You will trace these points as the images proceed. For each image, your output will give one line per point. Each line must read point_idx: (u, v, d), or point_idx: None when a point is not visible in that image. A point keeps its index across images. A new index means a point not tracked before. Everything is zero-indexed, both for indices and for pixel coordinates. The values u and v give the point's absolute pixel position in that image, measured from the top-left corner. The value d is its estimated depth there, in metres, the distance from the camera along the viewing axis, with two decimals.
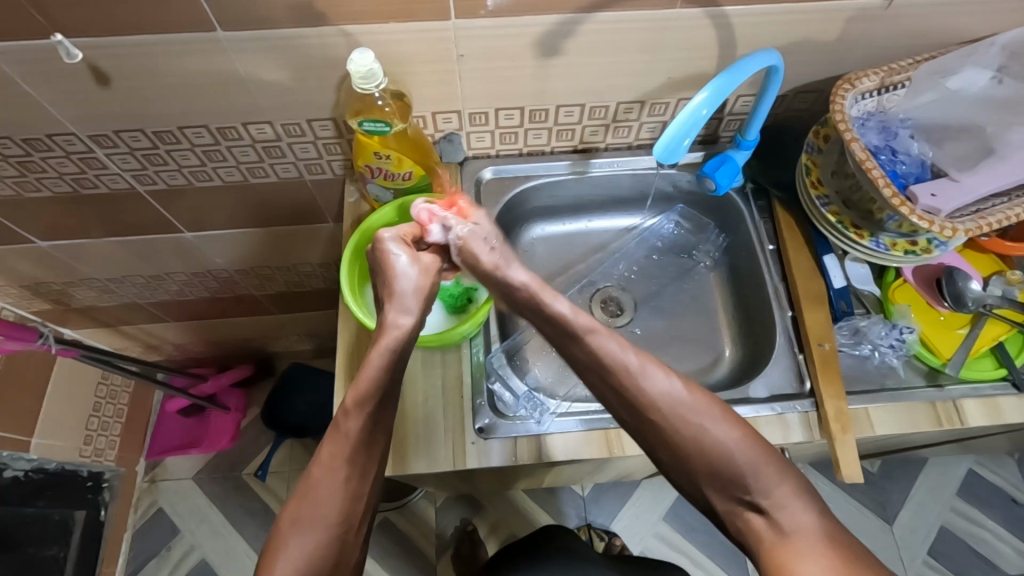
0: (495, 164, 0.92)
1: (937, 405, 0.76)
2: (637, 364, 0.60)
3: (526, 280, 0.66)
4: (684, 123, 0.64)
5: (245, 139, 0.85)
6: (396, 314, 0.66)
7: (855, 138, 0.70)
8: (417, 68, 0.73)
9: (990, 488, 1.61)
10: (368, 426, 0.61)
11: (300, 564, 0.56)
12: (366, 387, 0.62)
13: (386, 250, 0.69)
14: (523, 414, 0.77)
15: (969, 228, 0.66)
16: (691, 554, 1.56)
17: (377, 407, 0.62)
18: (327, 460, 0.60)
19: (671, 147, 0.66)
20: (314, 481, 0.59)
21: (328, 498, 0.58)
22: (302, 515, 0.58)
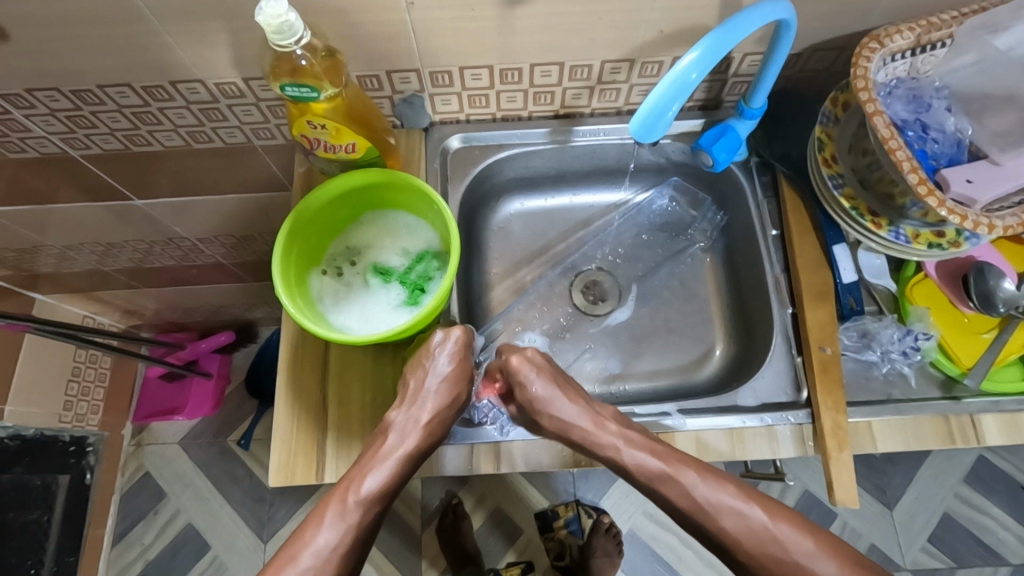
0: (464, 131, 0.81)
1: (950, 419, 0.66)
2: (664, 470, 0.61)
3: (577, 419, 0.65)
4: (669, 90, 0.53)
5: (177, 100, 0.75)
6: (423, 405, 0.64)
7: (879, 112, 0.58)
8: (358, 20, 0.61)
9: (999, 475, 1.53)
10: (372, 522, 0.62)
11: None
12: (381, 489, 0.62)
13: (429, 355, 0.67)
14: (487, 418, 0.70)
15: (1008, 224, 0.55)
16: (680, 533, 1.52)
17: (385, 504, 0.63)
18: (321, 552, 0.59)
19: (650, 121, 0.55)
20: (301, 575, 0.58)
21: (303, 563, 0.58)
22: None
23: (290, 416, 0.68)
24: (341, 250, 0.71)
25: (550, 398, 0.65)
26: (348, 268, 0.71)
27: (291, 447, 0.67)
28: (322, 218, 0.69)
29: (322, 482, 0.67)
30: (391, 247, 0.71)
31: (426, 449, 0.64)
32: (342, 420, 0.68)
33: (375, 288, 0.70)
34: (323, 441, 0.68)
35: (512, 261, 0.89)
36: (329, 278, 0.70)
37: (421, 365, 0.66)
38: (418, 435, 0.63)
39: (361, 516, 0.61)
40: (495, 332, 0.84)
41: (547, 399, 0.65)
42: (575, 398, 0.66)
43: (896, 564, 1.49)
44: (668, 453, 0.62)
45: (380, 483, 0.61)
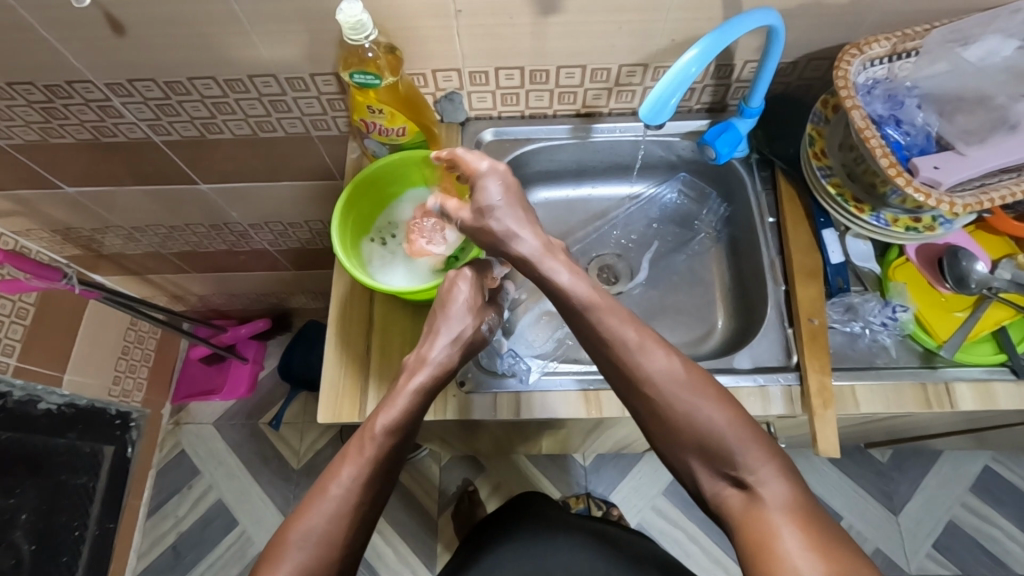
0: (496, 126, 0.92)
1: (927, 385, 0.74)
2: (638, 342, 0.65)
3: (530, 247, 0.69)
4: (674, 79, 0.62)
5: (252, 93, 0.87)
6: (432, 344, 0.73)
7: (857, 107, 0.67)
8: (413, 23, 0.73)
9: (1004, 484, 1.57)
10: (388, 456, 0.69)
11: (314, 535, 0.64)
12: (391, 422, 0.69)
13: (451, 284, 0.76)
14: (508, 371, 0.79)
15: (968, 203, 0.63)
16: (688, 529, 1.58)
17: (400, 440, 0.70)
18: (346, 483, 0.67)
19: (657, 106, 0.64)
20: (329, 502, 0.65)
21: (331, 496, 0.66)
22: (311, 534, 0.64)
23: (339, 362, 0.78)
24: (385, 223, 0.82)
25: (593, 305, 0.66)
26: (392, 236, 0.82)
27: (339, 388, 0.77)
28: (372, 192, 0.79)
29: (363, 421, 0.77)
30: None
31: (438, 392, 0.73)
32: (382, 368, 0.78)
33: (416, 257, 0.80)
34: (365, 385, 0.77)
35: None
36: (376, 245, 0.81)
37: (447, 296, 0.75)
38: (427, 370, 0.72)
39: (375, 448, 0.68)
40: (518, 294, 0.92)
41: (591, 305, 0.67)
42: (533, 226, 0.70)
43: (901, 569, 1.51)
44: (690, 364, 0.65)
45: (389, 415, 0.69)
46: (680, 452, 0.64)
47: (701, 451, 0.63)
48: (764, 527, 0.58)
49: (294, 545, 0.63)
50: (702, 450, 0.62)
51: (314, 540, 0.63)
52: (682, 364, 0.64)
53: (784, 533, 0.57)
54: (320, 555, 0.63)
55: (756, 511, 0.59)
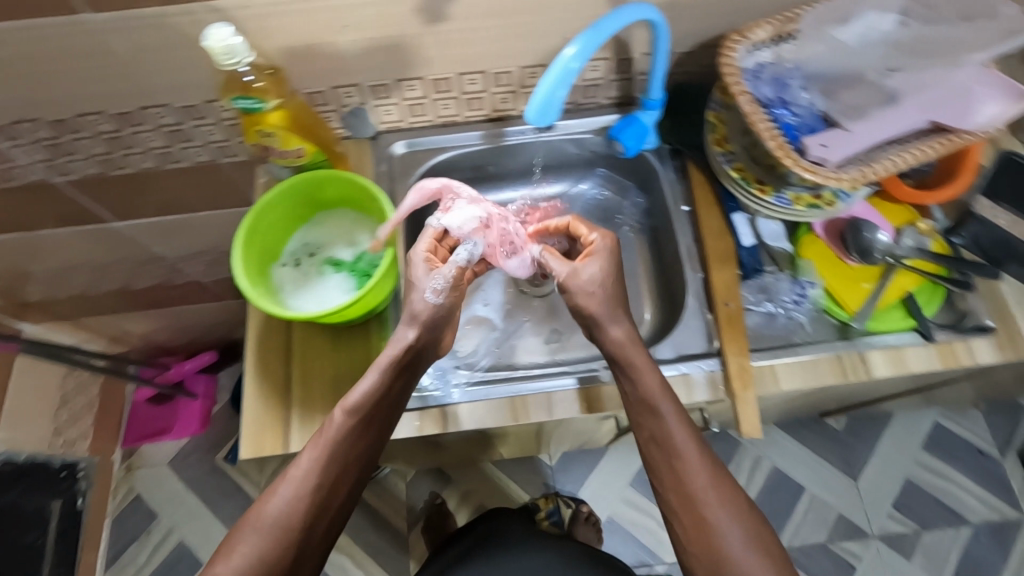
0: (407, 138, 0.91)
1: (843, 357, 0.75)
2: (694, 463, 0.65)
3: (621, 341, 0.68)
4: (559, 75, 0.61)
5: (148, 125, 0.84)
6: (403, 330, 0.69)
7: (743, 92, 0.68)
8: (300, 41, 0.72)
9: (956, 439, 1.63)
10: (347, 445, 0.66)
11: (277, 513, 0.64)
12: (357, 402, 0.66)
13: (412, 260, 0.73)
14: (430, 385, 0.77)
15: (852, 179, 0.65)
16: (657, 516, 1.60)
17: (364, 421, 0.66)
18: (306, 465, 0.65)
19: (544, 105, 0.62)
20: (289, 485, 0.64)
21: (296, 473, 0.65)
22: (269, 518, 0.63)
23: (259, 394, 0.76)
24: (297, 247, 0.79)
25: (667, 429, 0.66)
26: (305, 260, 0.79)
27: (260, 421, 0.75)
28: (278, 215, 0.76)
29: (288, 452, 0.74)
30: (340, 243, 0.80)
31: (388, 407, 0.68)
32: (304, 396, 0.76)
33: (330, 278, 0.78)
34: (288, 415, 0.75)
35: None
36: (288, 268, 0.78)
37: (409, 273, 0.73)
38: (376, 373, 0.67)
39: (335, 428, 0.66)
40: None
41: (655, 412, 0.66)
42: (622, 317, 0.69)
43: (863, 531, 1.55)
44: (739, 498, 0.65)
45: (355, 396, 0.66)
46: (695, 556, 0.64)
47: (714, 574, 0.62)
48: None
49: (254, 529, 0.63)
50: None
51: (273, 526, 0.63)
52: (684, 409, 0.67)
53: None
54: (277, 540, 0.63)
55: None
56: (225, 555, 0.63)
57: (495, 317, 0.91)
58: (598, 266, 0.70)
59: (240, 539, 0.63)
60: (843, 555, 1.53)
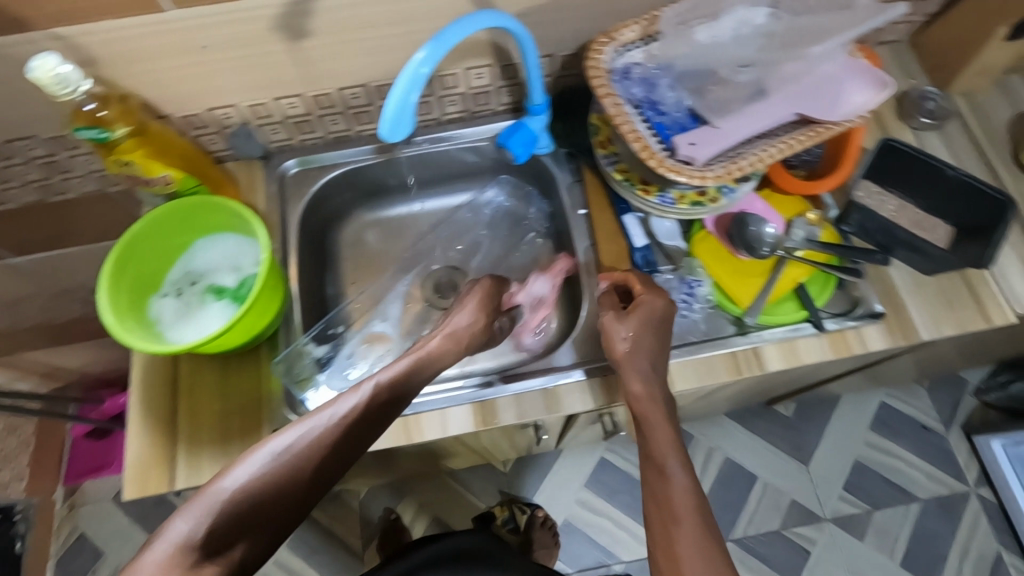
0: (299, 156, 0.88)
1: (737, 353, 0.75)
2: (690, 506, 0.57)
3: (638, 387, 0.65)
4: (408, 83, 0.59)
5: (20, 158, 0.81)
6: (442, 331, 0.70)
7: (609, 94, 0.67)
8: (160, 64, 0.69)
9: (903, 419, 1.57)
10: (383, 411, 0.61)
11: (299, 451, 0.55)
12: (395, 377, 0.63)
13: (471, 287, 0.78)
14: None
15: (718, 176, 0.64)
16: (614, 514, 1.59)
17: (397, 398, 0.62)
18: (336, 416, 0.58)
19: (397, 115, 0.60)
20: (318, 429, 0.56)
21: (332, 416, 0.58)
22: (288, 453, 0.54)
23: (143, 432, 0.73)
24: (178, 276, 0.77)
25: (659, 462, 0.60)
26: (187, 289, 0.76)
27: (144, 460, 0.72)
28: (152, 245, 0.73)
29: (175, 490, 0.72)
30: (223, 268, 0.77)
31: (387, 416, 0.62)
32: (191, 430, 0.74)
33: (211, 307, 0.75)
34: (174, 451, 0.73)
35: (366, 267, 0.95)
36: (169, 299, 0.75)
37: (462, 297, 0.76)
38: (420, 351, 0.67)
39: (377, 390, 0.61)
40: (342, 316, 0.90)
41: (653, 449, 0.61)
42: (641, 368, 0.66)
43: (817, 516, 1.49)
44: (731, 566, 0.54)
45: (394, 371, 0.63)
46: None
47: None
48: None
49: (267, 456, 0.54)
50: None
51: (292, 462, 0.54)
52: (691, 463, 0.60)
53: None
54: (287, 480, 0.54)
55: None
56: (228, 474, 0.52)
57: (394, 331, 0.89)
58: (637, 319, 0.68)
59: (246, 461, 0.53)
60: (797, 541, 1.47)
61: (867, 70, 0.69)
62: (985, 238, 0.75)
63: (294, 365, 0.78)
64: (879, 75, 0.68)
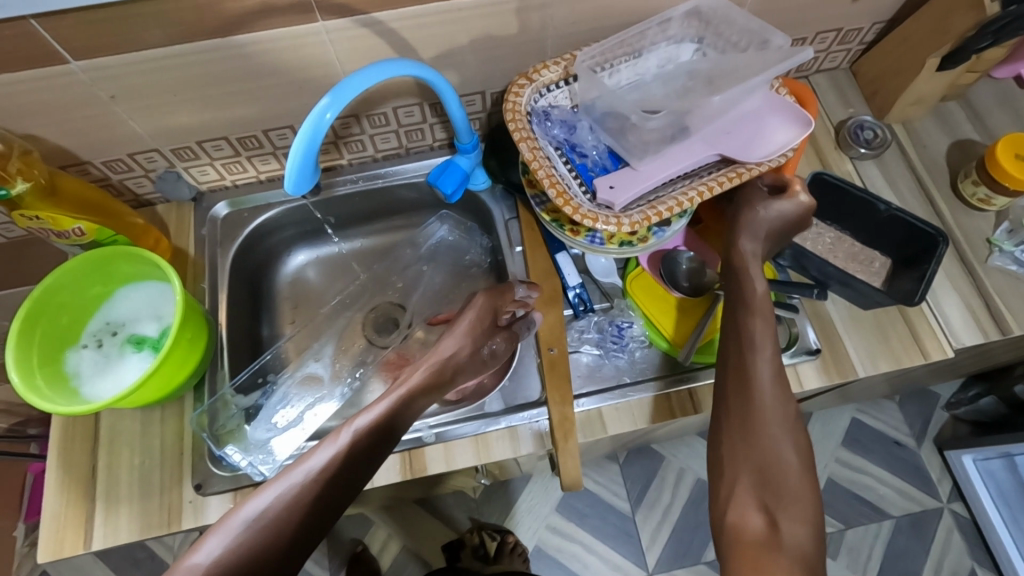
0: (231, 197, 0.87)
1: (671, 395, 0.74)
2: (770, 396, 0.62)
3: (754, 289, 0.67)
4: (308, 134, 0.57)
5: None
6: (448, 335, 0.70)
7: (525, 138, 0.66)
8: (72, 113, 0.68)
9: (872, 434, 1.44)
10: (366, 459, 0.59)
11: (270, 515, 0.54)
12: (376, 418, 0.62)
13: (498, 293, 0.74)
14: (241, 463, 0.73)
15: (636, 221, 0.63)
16: (599, 551, 1.37)
17: (380, 438, 0.61)
18: (312, 470, 0.57)
19: (300, 165, 0.59)
20: (289, 486, 0.56)
21: (318, 461, 0.58)
22: (258, 518, 0.54)
23: (59, 491, 0.71)
24: (100, 326, 0.75)
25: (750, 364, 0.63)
26: (109, 339, 0.74)
27: (60, 519, 0.70)
28: (67, 296, 0.71)
29: (91, 551, 0.69)
30: (146, 318, 0.75)
31: (381, 445, 0.61)
32: (110, 487, 0.71)
33: (130, 359, 0.73)
34: (91, 510, 0.70)
35: (306, 308, 0.93)
36: (88, 351, 0.73)
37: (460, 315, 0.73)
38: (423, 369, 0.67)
39: (356, 436, 0.59)
40: (274, 361, 0.87)
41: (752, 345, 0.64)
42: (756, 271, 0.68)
43: None
44: (793, 463, 0.59)
45: (374, 413, 0.62)
46: (734, 465, 0.60)
47: (753, 476, 0.59)
48: (746, 548, 0.55)
49: (240, 526, 0.54)
50: (758, 477, 0.59)
51: (260, 527, 0.53)
52: (790, 400, 0.63)
53: (793, 539, 0.55)
54: (265, 545, 0.53)
55: (771, 549, 0.54)
56: (200, 548, 0.53)
57: (328, 372, 0.87)
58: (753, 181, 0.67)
59: (220, 532, 0.53)
60: None
61: (789, 108, 0.69)
62: (918, 271, 0.75)
63: (217, 417, 0.76)
64: (802, 114, 0.68)
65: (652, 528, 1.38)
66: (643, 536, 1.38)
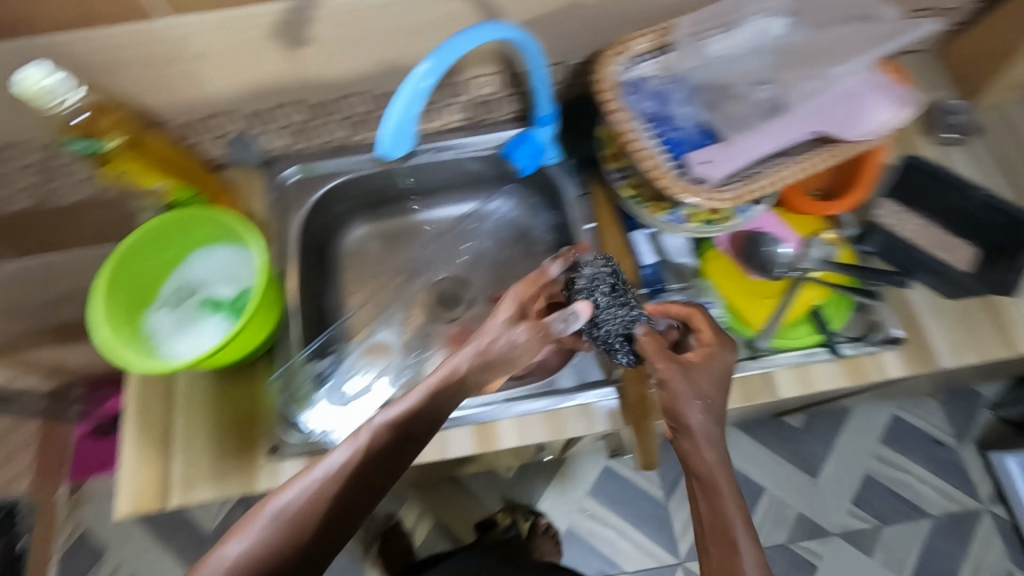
0: (301, 163, 0.86)
1: (749, 378, 0.72)
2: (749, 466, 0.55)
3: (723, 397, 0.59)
4: (410, 97, 0.57)
5: (16, 164, 0.78)
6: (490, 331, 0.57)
7: (620, 108, 0.64)
8: (155, 72, 0.68)
9: (913, 432, 1.41)
10: (394, 461, 0.51)
11: (289, 514, 0.47)
12: (410, 413, 0.52)
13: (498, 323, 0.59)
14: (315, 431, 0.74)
15: (734, 196, 0.62)
16: (632, 537, 1.37)
17: (410, 437, 0.52)
18: (333, 470, 0.49)
19: (398, 127, 0.58)
20: (307, 486, 0.48)
21: (335, 463, 0.49)
22: (280, 515, 0.47)
23: (136, 448, 0.72)
24: (175, 287, 0.75)
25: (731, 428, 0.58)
26: (184, 300, 0.74)
27: (138, 475, 0.71)
28: (145, 256, 0.72)
29: (169, 508, 0.70)
30: (221, 280, 0.75)
31: (408, 447, 0.52)
32: (187, 447, 0.72)
33: (207, 321, 0.73)
34: (168, 468, 0.71)
35: (369, 279, 0.93)
36: (165, 312, 0.74)
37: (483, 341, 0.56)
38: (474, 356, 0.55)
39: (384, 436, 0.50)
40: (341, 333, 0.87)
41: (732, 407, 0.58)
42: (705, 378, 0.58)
43: (824, 531, 1.34)
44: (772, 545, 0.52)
45: (408, 408, 0.52)
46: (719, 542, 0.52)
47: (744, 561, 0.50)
48: None
49: (265, 522, 0.47)
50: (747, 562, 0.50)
51: (282, 526, 0.47)
52: None
53: None
54: (287, 549, 0.46)
55: None
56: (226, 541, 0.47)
57: (397, 340, 0.88)
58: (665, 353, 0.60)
59: (246, 526, 0.47)
60: (802, 555, 1.32)
61: (892, 88, 0.65)
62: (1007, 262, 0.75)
63: (291, 383, 0.76)
64: (904, 95, 0.65)
65: (686, 517, 1.38)
66: (676, 524, 1.37)
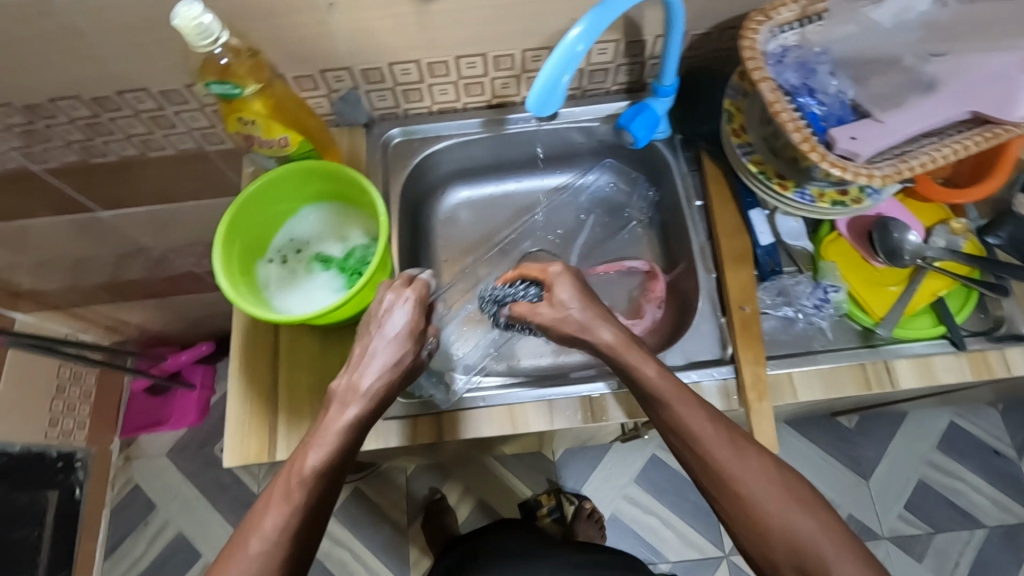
0: (403, 124, 0.85)
1: (866, 366, 0.70)
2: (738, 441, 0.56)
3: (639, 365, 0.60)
4: (560, 60, 0.55)
5: (126, 110, 0.78)
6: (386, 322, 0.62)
7: (766, 78, 0.62)
8: (282, 20, 0.67)
9: (971, 441, 1.36)
10: (350, 452, 0.58)
11: (281, 521, 0.53)
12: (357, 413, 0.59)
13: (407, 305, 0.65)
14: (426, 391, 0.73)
15: (887, 173, 0.59)
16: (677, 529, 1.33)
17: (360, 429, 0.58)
18: (304, 478, 0.55)
19: (546, 92, 0.56)
20: (286, 497, 0.54)
21: (298, 472, 0.55)
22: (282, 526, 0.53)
23: (243, 399, 0.72)
24: (285, 241, 0.74)
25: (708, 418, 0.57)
26: (294, 255, 0.74)
27: (245, 427, 0.71)
28: (261, 209, 0.71)
29: (274, 460, 0.70)
30: (330, 237, 0.75)
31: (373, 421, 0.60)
32: (292, 401, 0.72)
33: (317, 276, 0.73)
34: (274, 421, 0.71)
35: (459, 248, 0.92)
36: (275, 265, 0.73)
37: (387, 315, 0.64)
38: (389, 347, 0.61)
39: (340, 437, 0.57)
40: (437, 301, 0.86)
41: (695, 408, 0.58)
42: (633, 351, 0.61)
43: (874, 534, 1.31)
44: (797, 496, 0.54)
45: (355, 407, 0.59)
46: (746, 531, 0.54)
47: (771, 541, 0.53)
48: None
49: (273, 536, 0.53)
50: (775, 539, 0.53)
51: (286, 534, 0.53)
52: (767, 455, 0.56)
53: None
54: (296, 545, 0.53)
55: None
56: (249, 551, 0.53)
57: None
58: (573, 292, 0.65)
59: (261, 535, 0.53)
60: None
61: None
62: None
63: None
64: None
65: None
66: None
